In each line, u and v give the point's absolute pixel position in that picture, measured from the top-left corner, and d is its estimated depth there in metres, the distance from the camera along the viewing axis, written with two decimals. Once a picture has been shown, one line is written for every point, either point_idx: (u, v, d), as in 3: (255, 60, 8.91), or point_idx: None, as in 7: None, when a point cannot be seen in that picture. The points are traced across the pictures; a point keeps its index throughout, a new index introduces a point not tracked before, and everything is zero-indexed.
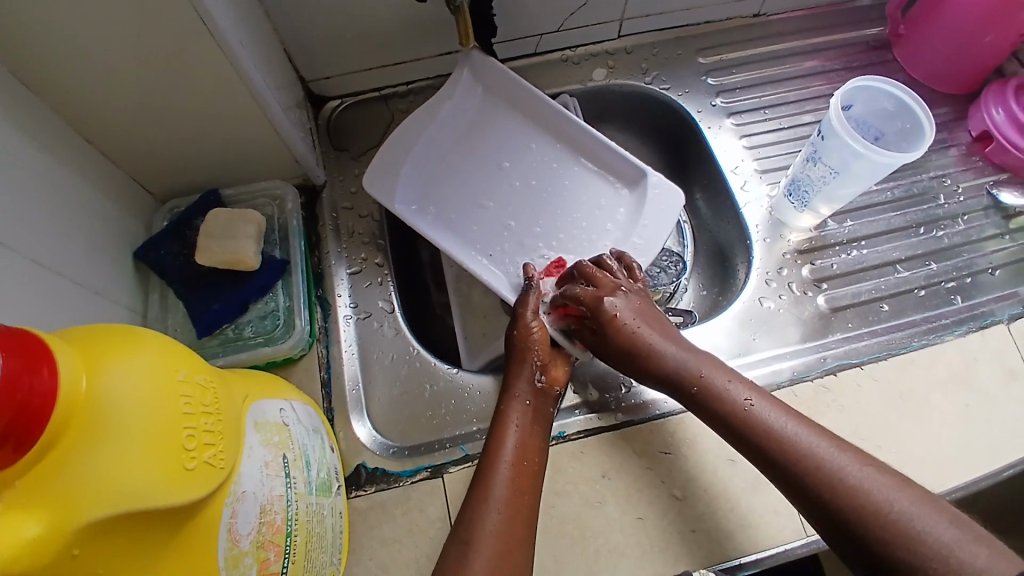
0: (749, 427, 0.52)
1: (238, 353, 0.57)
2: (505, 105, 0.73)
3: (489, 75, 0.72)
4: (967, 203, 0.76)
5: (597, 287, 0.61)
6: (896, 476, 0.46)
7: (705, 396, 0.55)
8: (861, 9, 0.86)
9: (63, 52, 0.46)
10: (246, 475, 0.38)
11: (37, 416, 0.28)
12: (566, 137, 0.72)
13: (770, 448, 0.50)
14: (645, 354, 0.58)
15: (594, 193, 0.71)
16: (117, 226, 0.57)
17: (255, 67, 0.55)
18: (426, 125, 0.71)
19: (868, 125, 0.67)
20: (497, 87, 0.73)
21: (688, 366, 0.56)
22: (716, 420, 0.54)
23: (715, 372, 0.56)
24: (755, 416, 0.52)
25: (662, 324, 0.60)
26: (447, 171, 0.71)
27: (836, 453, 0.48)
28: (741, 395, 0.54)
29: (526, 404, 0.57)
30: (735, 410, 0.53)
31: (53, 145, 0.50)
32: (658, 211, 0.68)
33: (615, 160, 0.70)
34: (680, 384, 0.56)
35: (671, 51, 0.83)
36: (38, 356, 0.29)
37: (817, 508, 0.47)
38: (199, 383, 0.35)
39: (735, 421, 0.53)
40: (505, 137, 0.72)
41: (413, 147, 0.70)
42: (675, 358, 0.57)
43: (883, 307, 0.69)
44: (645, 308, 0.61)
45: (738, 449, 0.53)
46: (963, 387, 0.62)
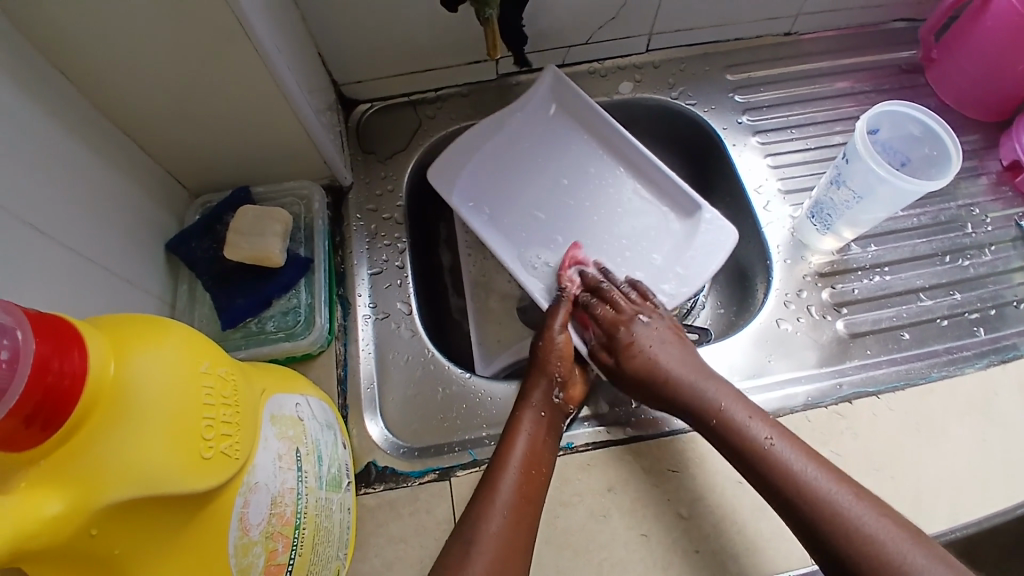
0: (767, 465, 0.53)
1: (260, 347, 0.59)
2: (574, 124, 0.74)
3: (566, 94, 0.74)
4: (995, 233, 0.74)
5: (619, 310, 0.63)
6: (908, 529, 0.48)
7: (724, 428, 0.55)
8: (895, 32, 0.85)
9: (112, 54, 0.49)
10: (260, 466, 0.39)
11: (65, 397, 0.29)
12: (627, 162, 0.72)
13: (789, 489, 0.51)
14: (664, 382, 0.59)
15: (644, 221, 0.70)
16: (149, 218, 0.59)
17: (290, 71, 0.57)
18: (494, 132, 0.73)
19: (894, 149, 0.66)
20: (571, 106, 0.74)
21: (708, 398, 0.57)
22: (733, 454, 0.55)
23: (738, 406, 0.56)
24: (775, 455, 0.53)
25: (685, 352, 0.61)
26: (505, 176, 0.72)
27: (854, 502, 0.49)
28: (762, 433, 0.54)
29: (541, 415, 0.58)
30: (755, 446, 0.54)
31: (95, 138, 0.53)
32: (707, 246, 0.67)
33: (672, 188, 0.70)
34: (699, 414, 0.57)
35: (699, 67, 0.83)
36: (70, 340, 0.30)
37: (826, 550, 0.49)
38: (220, 375, 0.37)
39: (755, 458, 0.53)
40: (570, 156, 0.73)
41: (477, 150, 0.72)
42: (695, 389, 0.58)
43: (904, 336, 0.68)
44: (664, 332, 0.63)
45: (751, 481, 0.54)
46: (981, 420, 0.61)
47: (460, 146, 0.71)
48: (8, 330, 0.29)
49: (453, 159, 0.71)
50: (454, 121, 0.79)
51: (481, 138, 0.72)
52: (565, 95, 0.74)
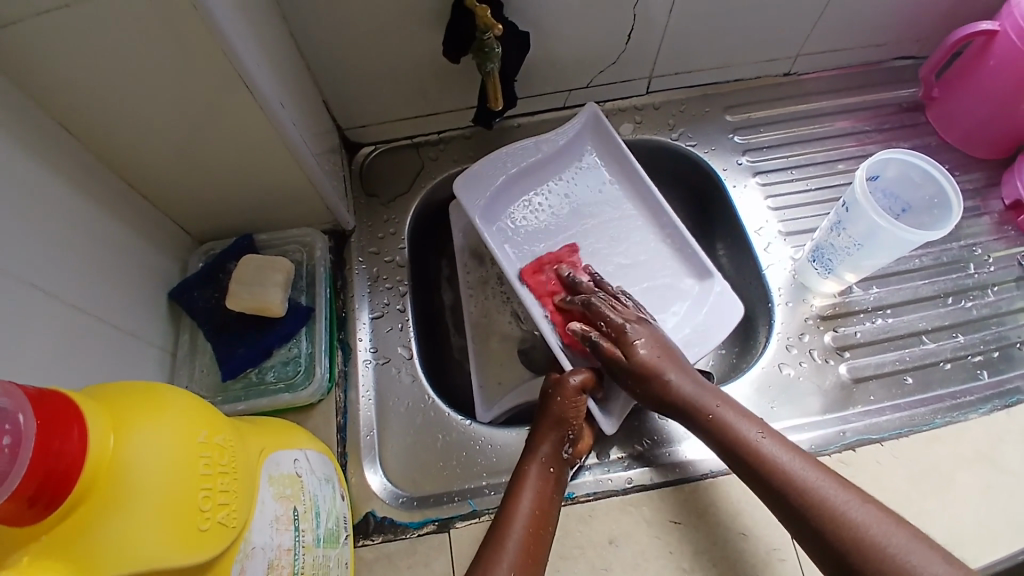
0: (758, 462, 0.52)
1: (259, 398, 0.59)
2: (606, 163, 0.74)
3: (603, 132, 0.74)
4: (998, 273, 0.74)
5: (620, 314, 0.62)
6: (893, 514, 0.48)
7: (718, 429, 0.55)
8: (894, 70, 0.86)
9: (121, 114, 0.50)
10: (258, 531, 0.39)
11: (64, 479, 0.29)
12: (649, 208, 0.72)
13: (777, 480, 0.51)
14: (661, 387, 0.57)
15: (660, 271, 0.70)
16: (153, 269, 0.60)
17: (293, 122, 0.58)
18: (529, 157, 0.72)
19: (895, 196, 0.66)
20: (607, 146, 0.74)
21: (701, 402, 0.56)
22: (725, 454, 0.55)
23: (728, 407, 0.56)
24: (764, 450, 0.53)
25: (678, 360, 0.59)
26: (527, 204, 0.72)
27: (840, 490, 0.49)
28: (751, 431, 0.54)
29: (549, 471, 0.57)
30: (746, 446, 0.53)
31: (101, 194, 0.53)
32: (717, 313, 0.65)
33: (687, 249, 0.69)
34: (690, 416, 0.57)
35: (699, 108, 0.84)
36: (71, 419, 0.30)
37: (818, 541, 0.48)
38: (217, 443, 0.37)
39: (746, 455, 0.53)
40: (597, 196, 0.73)
41: (507, 173, 0.71)
42: (688, 390, 0.57)
43: (908, 380, 0.68)
44: (659, 338, 0.60)
45: (745, 481, 0.54)
46: (989, 467, 0.60)
47: (495, 160, 0.71)
48: (9, 414, 0.29)
49: (486, 170, 0.70)
50: (455, 163, 0.80)
51: (514, 161, 0.71)
52: (600, 133, 0.74)
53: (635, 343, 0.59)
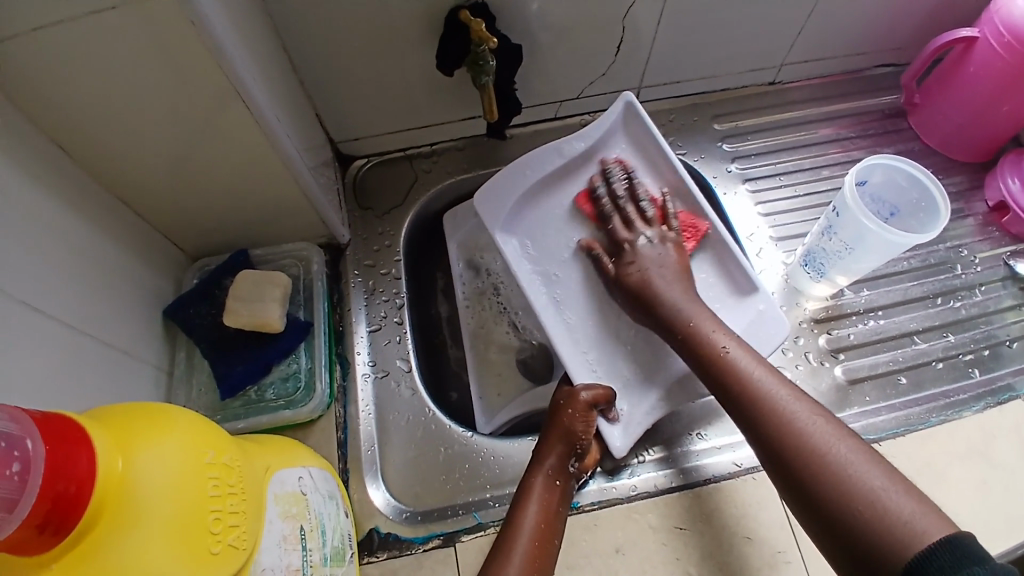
0: (720, 369, 0.55)
1: (259, 416, 0.59)
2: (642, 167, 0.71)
3: (635, 126, 0.71)
4: (984, 273, 0.76)
5: (630, 232, 0.66)
6: (844, 430, 0.49)
7: (689, 339, 0.58)
8: (875, 78, 0.89)
9: (115, 132, 0.49)
10: (266, 553, 0.38)
11: (73, 505, 0.29)
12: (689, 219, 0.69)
13: (735, 386, 0.53)
14: (647, 299, 0.61)
15: (704, 284, 0.66)
16: (148, 287, 0.59)
17: (289, 135, 0.58)
18: (555, 162, 0.69)
19: (883, 200, 0.67)
20: (640, 144, 0.71)
21: (683, 313, 0.59)
22: (696, 363, 0.57)
23: (704, 321, 0.58)
24: (727, 361, 0.55)
25: (682, 279, 0.62)
26: (558, 208, 0.70)
27: (793, 401, 0.51)
28: (720, 342, 0.56)
29: (555, 483, 0.57)
30: (711, 354, 0.56)
31: (96, 212, 0.53)
32: (758, 333, 0.62)
33: (733, 265, 0.66)
34: (667, 327, 0.60)
35: (688, 117, 0.85)
36: (79, 442, 0.30)
37: (763, 446, 0.50)
38: (225, 463, 0.36)
39: (710, 364, 0.56)
40: None
41: (531, 180, 0.68)
42: (673, 305, 0.60)
43: (901, 380, 0.69)
44: (667, 259, 0.63)
45: (709, 388, 0.56)
46: (984, 464, 0.62)
47: (517, 170, 0.68)
48: (17, 440, 0.28)
49: (507, 179, 0.68)
50: (450, 174, 0.80)
51: (538, 166, 0.69)
52: (633, 129, 0.71)
53: (636, 255, 0.64)
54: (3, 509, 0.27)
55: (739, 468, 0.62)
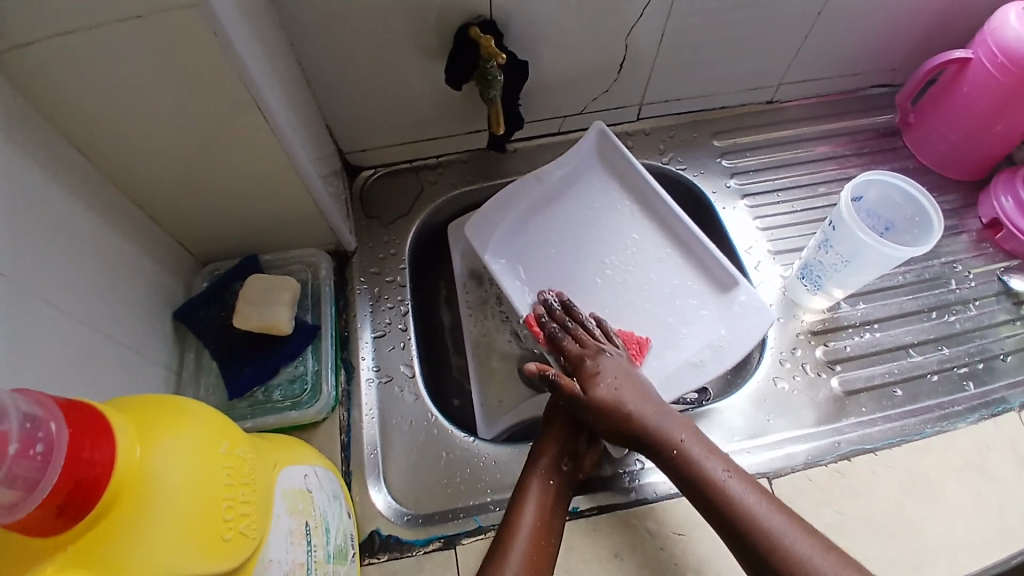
0: (721, 499, 0.53)
1: (266, 417, 0.59)
2: (618, 186, 0.76)
3: (611, 152, 0.76)
4: (978, 288, 0.78)
5: (583, 346, 0.63)
6: (851, 564, 0.49)
7: (683, 461, 0.55)
8: (871, 98, 0.91)
9: (133, 136, 0.51)
10: (273, 545, 0.39)
11: (93, 488, 0.29)
12: (669, 231, 0.74)
13: (739, 520, 0.52)
14: (631, 422, 0.58)
15: (684, 289, 0.71)
16: (158, 289, 0.60)
17: (301, 145, 0.60)
18: (536, 187, 0.74)
19: (878, 215, 0.69)
20: (616, 167, 0.76)
21: (668, 432, 0.57)
22: (693, 493, 0.55)
23: (695, 440, 0.56)
24: (728, 489, 0.53)
25: (643, 388, 0.60)
26: (542, 230, 0.74)
27: (800, 536, 0.50)
28: (715, 466, 0.54)
29: (549, 482, 0.58)
30: (710, 481, 0.54)
31: (112, 214, 0.54)
32: (740, 327, 0.68)
33: (713, 264, 0.71)
34: (656, 450, 0.57)
35: (687, 133, 0.87)
36: (101, 428, 0.31)
37: None
38: (238, 455, 0.37)
39: (709, 491, 0.54)
40: (614, 221, 0.74)
41: (513, 206, 0.73)
42: (654, 424, 0.58)
43: (897, 392, 0.70)
44: (627, 370, 0.61)
45: (705, 514, 0.54)
46: (979, 476, 0.63)
47: (504, 198, 0.73)
48: (42, 422, 0.29)
49: (493, 209, 0.73)
50: (454, 186, 0.82)
51: (520, 195, 0.74)
52: (609, 154, 0.77)
53: (594, 374, 0.61)
54: (26, 488, 0.28)
55: None
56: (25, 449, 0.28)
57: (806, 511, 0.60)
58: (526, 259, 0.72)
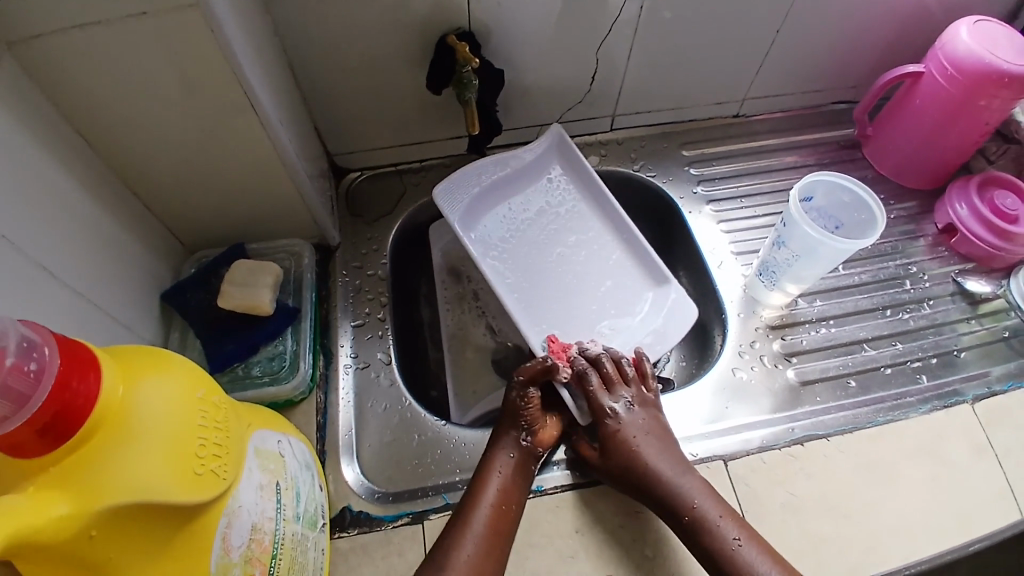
0: (734, 568, 0.55)
1: (244, 391, 0.63)
2: (573, 181, 0.81)
3: (567, 152, 0.81)
4: (933, 289, 0.82)
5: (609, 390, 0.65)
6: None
7: (696, 527, 0.57)
8: (831, 113, 0.97)
9: (132, 125, 0.55)
10: (244, 493, 0.42)
11: (77, 415, 0.32)
12: (619, 229, 0.79)
13: None
14: (647, 473, 0.60)
15: (624, 282, 0.76)
16: (148, 271, 0.64)
17: (290, 141, 0.64)
18: (496, 172, 0.78)
19: (828, 215, 0.74)
20: (570, 164, 0.81)
21: (683, 495, 0.58)
22: (704, 557, 0.57)
23: (710, 505, 0.58)
24: (740, 557, 0.55)
25: (664, 444, 0.62)
26: (502, 219, 0.78)
27: None
28: (731, 534, 0.56)
29: (511, 457, 0.61)
30: (722, 548, 0.56)
31: (108, 199, 0.58)
32: (674, 315, 0.73)
33: (646, 259, 0.76)
34: (667, 504, 0.59)
35: (658, 143, 0.93)
36: (87, 362, 0.34)
37: None
38: (213, 403, 0.40)
39: (722, 559, 0.56)
40: (568, 215, 0.80)
41: (475, 188, 0.77)
42: (670, 483, 0.59)
43: (851, 383, 0.73)
44: (651, 424, 0.64)
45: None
46: (930, 462, 0.66)
47: (468, 174, 0.76)
48: (36, 346, 0.32)
49: (459, 179, 0.76)
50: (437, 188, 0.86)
51: (484, 174, 0.77)
52: (564, 153, 0.82)
53: (615, 426, 0.63)
54: (17, 402, 0.31)
55: (693, 458, 0.66)
56: (20, 365, 0.31)
57: (760, 491, 0.63)
58: (490, 238, 0.77)
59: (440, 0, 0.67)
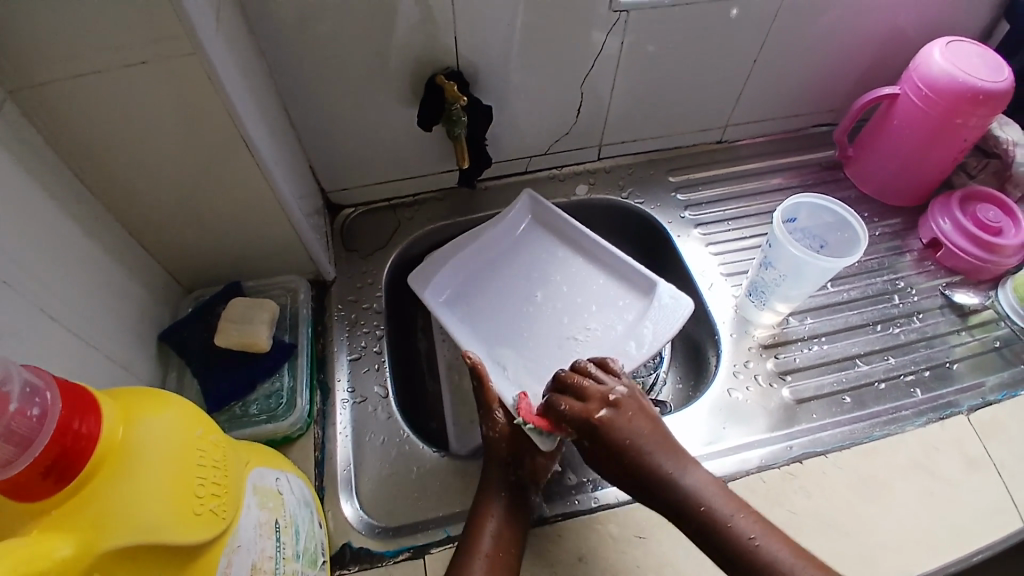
0: (759, 566, 0.52)
1: (243, 429, 0.63)
2: (550, 235, 0.84)
3: (543, 213, 0.85)
4: (922, 302, 0.83)
5: (585, 400, 0.60)
6: None
7: (710, 529, 0.54)
8: (812, 136, 1.00)
9: (133, 170, 0.57)
10: (243, 532, 0.42)
11: (78, 457, 0.33)
12: (610, 269, 0.80)
13: None
14: (658, 478, 0.57)
15: (608, 301, 0.78)
16: (146, 311, 0.64)
17: (286, 181, 0.65)
18: (473, 243, 0.82)
19: (813, 235, 0.76)
20: (546, 220, 0.85)
21: (691, 495, 0.56)
22: (726, 559, 0.54)
23: (722, 502, 0.55)
24: (764, 555, 0.52)
25: (659, 438, 0.59)
26: (486, 282, 0.81)
27: None
28: (747, 531, 0.54)
29: (501, 496, 0.61)
30: (743, 548, 0.53)
31: (107, 239, 0.59)
32: (665, 317, 0.73)
33: (631, 273, 0.78)
34: (684, 508, 0.56)
35: (645, 170, 0.95)
36: (89, 404, 0.34)
37: None
38: (212, 441, 0.41)
39: (744, 558, 0.53)
40: (549, 262, 0.82)
41: (457, 254, 0.80)
42: (676, 484, 0.56)
43: (846, 400, 0.74)
44: (641, 420, 0.59)
45: None
46: (928, 475, 0.66)
47: (445, 254, 0.80)
48: (39, 390, 0.33)
49: (438, 262, 0.80)
50: (429, 221, 0.88)
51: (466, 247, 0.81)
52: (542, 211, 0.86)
53: (606, 433, 0.58)
54: (20, 445, 0.32)
55: None
56: (23, 409, 0.32)
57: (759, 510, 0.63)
58: (468, 298, 0.79)
59: (428, 40, 0.70)
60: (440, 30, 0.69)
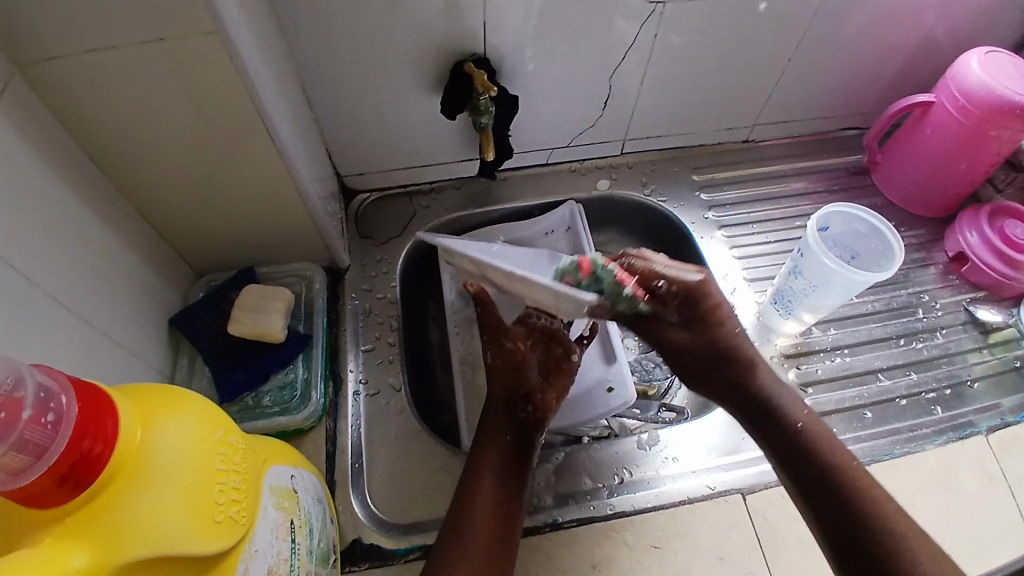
0: (849, 479, 0.53)
1: (255, 420, 0.61)
2: None
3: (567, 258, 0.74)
4: (945, 317, 0.82)
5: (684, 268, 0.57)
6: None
7: (808, 437, 0.56)
8: (840, 140, 0.97)
9: (147, 151, 0.54)
10: (260, 535, 0.40)
11: (93, 464, 0.31)
12: None
13: (872, 501, 0.52)
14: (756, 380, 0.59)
15: None
16: (157, 296, 0.62)
17: (304, 165, 0.63)
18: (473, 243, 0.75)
19: (845, 245, 0.74)
20: None
21: (789, 404, 0.58)
22: (812, 466, 0.55)
23: (816, 420, 0.57)
24: (858, 472, 0.54)
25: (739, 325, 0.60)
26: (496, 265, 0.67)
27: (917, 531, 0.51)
28: (846, 453, 0.55)
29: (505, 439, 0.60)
30: (836, 460, 0.54)
31: (118, 222, 0.57)
32: None
33: None
34: (778, 413, 0.58)
35: (668, 167, 0.92)
36: (106, 406, 0.32)
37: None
38: (231, 443, 0.39)
39: (836, 468, 0.54)
40: None
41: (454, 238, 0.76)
42: (770, 389, 0.59)
43: (867, 415, 0.73)
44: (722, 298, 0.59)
45: (812, 493, 0.54)
46: (947, 492, 0.65)
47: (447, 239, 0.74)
48: (53, 394, 0.31)
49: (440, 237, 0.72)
50: (447, 211, 0.86)
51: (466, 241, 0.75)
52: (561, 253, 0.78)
53: (710, 299, 0.56)
54: (34, 454, 0.30)
55: (711, 491, 0.64)
56: (37, 416, 0.30)
57: (778, 523, 0.62)
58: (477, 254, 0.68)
59: (454, 26, 0.67)
60: (466, 16, 0.66)
